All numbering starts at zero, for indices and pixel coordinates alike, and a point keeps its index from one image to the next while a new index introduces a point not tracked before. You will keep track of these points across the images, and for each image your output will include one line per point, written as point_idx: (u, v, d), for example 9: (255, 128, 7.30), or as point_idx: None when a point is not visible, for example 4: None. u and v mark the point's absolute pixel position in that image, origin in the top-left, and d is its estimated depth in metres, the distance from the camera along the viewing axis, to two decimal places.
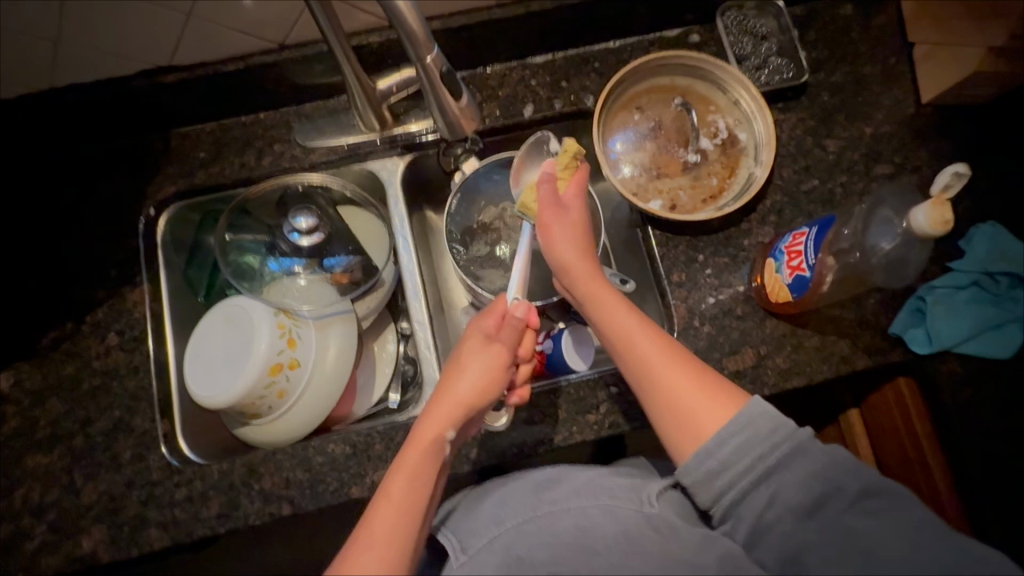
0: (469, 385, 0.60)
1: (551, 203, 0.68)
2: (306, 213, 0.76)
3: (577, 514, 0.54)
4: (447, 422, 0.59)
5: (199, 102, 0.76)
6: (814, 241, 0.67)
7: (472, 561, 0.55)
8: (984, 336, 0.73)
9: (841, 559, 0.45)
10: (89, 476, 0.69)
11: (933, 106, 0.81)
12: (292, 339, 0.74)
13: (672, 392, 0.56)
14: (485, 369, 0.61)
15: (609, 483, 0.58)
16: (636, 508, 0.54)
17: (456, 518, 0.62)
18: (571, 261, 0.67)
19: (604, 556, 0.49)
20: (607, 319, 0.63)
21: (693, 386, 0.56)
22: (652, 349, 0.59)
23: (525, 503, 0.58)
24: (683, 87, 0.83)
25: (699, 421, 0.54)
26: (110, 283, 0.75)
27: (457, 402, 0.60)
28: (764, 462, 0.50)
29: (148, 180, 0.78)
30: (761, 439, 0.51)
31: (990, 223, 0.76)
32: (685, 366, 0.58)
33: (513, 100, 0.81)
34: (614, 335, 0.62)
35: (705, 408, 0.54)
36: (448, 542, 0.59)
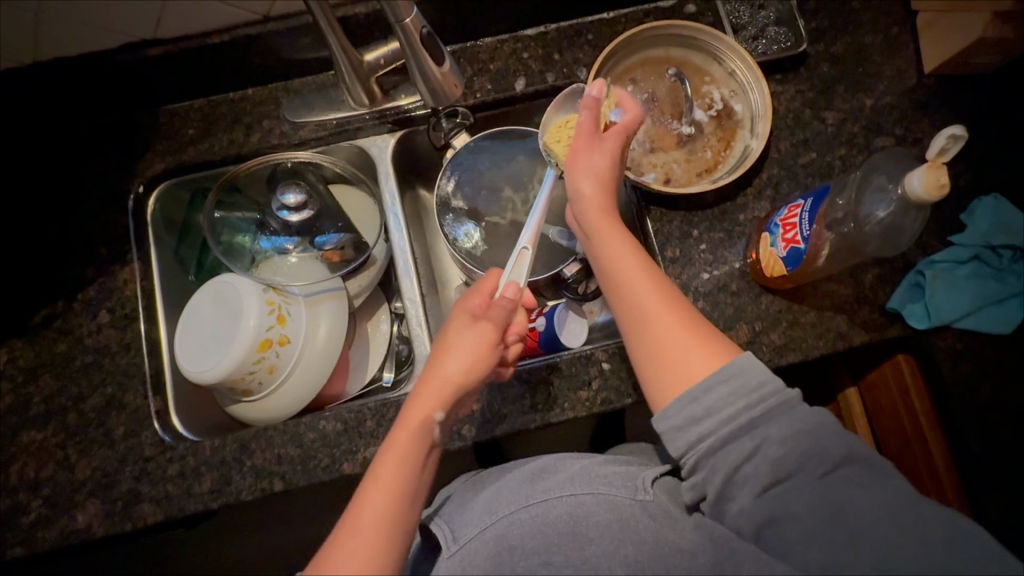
0: (458, 364, 0.58)
1: (583, 135, 0.65)
2: (294, 189, 0.75)
3: (570, 501, 0.54)
4: (437, 402, 0.57)
5: (186, 77, 0.75)
6: (810, 212, 0.66)
7: (462, 551, 0.55)
8: (985, 311, 0.71)
9: (825, 537, 0.44)
10: (83, 452, 0.70)
11: (936, 77, 0.79)
12: (282, 315, 0.74)
13: (658, 338, 0.54)
14: (474, 346, 0.59)
15: (605, 471, 0.58)
16: (631, 496, 0.54)
17: (450, 507, 0.62)
18: (587, 193, 0.63)
19: (599, 544, 0.50)
20: (613, 261, 0.59)
21: (682, 334, 0.53)
22: (654, 296, 0.56)
23: (518, 492, 0.58)
24: (678, 59, 0.81)
25: (684, 369, 0.52)
26: (101, 261, 0.75)
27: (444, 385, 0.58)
28: (747, 414, 0.48)
29: (137, 158, 0.77)
30: (746, 392, 0.49)
31: (993, 196, 0.74)
32: (678, 314, 0.55)
33: (504, 73, 0.79)
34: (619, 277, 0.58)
35: (694, 358, 0.52)
36: (440, 532, 0.59)
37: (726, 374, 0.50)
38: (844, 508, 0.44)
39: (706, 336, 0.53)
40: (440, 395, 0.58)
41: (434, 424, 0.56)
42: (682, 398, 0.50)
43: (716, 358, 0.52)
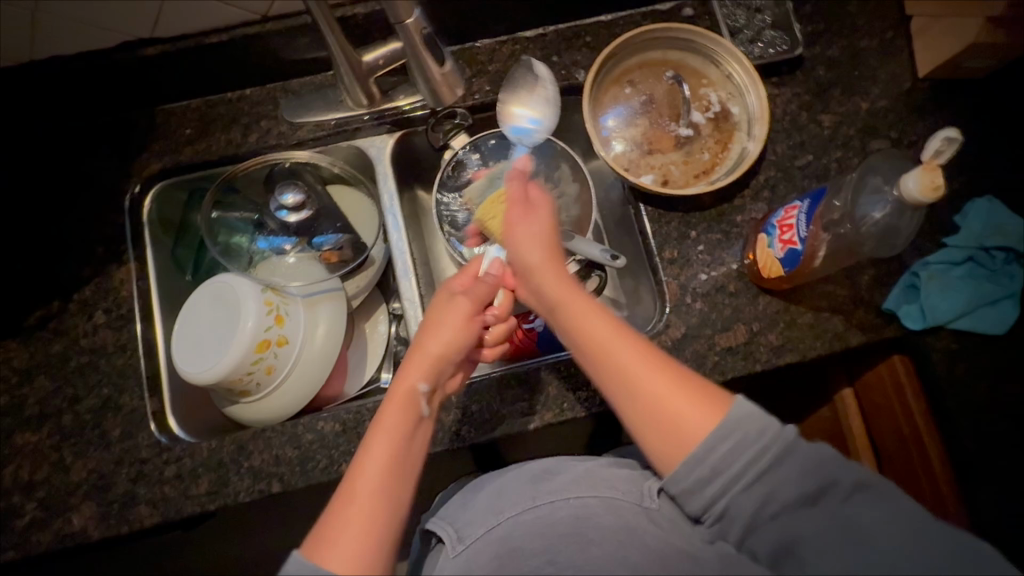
0: (443, 341, 0.61)
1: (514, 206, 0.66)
2: (292, 189, 0.75)
3: (575, 503, 0.54)
4: (422, 373, 0.59)
5: (184, 77, 0.75)
6: (807, 213, 0.67)
7: (468, 551, 0.55)
8: (978, 312, 0.72)
9: (834, 549, 0.44)
10: (78, 454, 0.69)
11: (930, 80, 0.80)
12: (280, 315, 0.73)
13: (651, 403, 0.51)
14: (456, 323, 0.62)
15: (607, 474, 0.59)
16: (636, 501, 0.54)
17: (453, 508, 0.63)
18: (536, 264, 0.63)
19: (601, 546, 0.49)
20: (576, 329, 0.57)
21: (677, 393, 0.50)
22: (633, 356, 0.53)
23: (523, 494, 0.58)
24: (675, 61, 0.82)
25: (685, 427, 0.49)
26: (97, 261, 0.75)
27: (427, 356, 0.60)
28: (757, 464, 0.47)
29: (134, 158, 0.77)
30: (749, 444, 0.47)
31: (987, 198, 0.75)
32: (667, 367, 0.52)
33: (503, 75, 0.79)
34: (589, 345, 0.56)
35: (690, 415, 0.49)
36: (444, 531, 0.59)
37: (727, 432, 0.48)
38: (854, 525, 0.44)
39: (702, 386, 0.51)
40: (424, 367, 0.60)
41: (420, 393, 0.58)
42: (687, 462, 0.48)
43: (717, 412, 0.49)
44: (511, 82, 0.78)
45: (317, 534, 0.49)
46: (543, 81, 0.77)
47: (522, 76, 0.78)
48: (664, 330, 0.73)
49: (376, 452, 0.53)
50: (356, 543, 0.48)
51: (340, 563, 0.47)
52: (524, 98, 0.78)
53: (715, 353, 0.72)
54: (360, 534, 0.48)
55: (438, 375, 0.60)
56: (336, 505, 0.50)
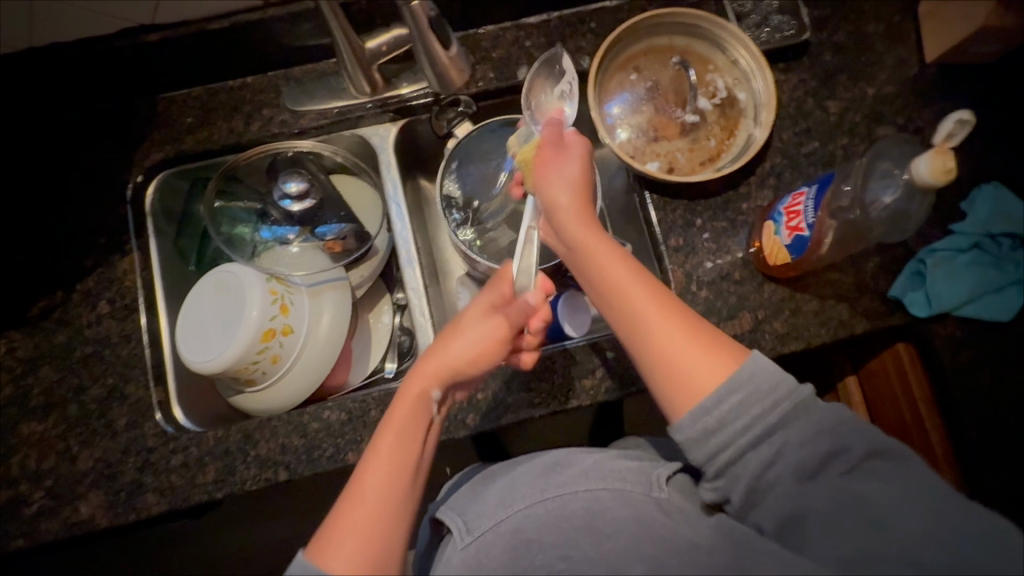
0: (464, 350, 0.59)
1: (547, 147, 0.66)
2: (295, 178, 0.75)
3: (585, 496, 0.54)
4: (436, 380, 0.58)
5: (185, 63, 0.74)
6: (814, 200, 0.66)
7: (479, 543, 0.55)
8: (986, 298, 0.72)
9: (845, 523, 0.45)
10: (85, 443, 0.69)
11: (937, 66, 0.79)
12: (285, 305, 0.73)
13: (661, 347, 0.53)
14: (480, 337, 0.59)
15: (618, 466, 0.58)
16: (645, 492, 0.55)
17: (462, 501, 0.63)
18: (563, 204, 0.62)
19: (616, 539, 0.49)
20: (598, 272, 0.58)
21: (689, 342, 0.52)
22: (645, 298, 0.54)
23: (534, 487, 0.58)
24: (681, 47, 0.81)
25: (695, 380, 0.51)
26: (100, 251, 0.74)
27: (450, 364, 0.59)
28: (763, 420, 0.49)
29: (135, 147, 0.76)
30: (759, 397, 0.49)
31: (993, 184, 0.75)
32: (684, 323, 0.53)
33: (507, 62, 0.79)
34: (613, 287, 0.56)
35: (703, 366, 0.51)
36: (454, 523, 0.59)
37: (739, 381, 0.50)
38: (863, 500, 0.45)
39: (715, 342, 0.53)
40: (443, 372, 0.58)
41: (431, 400, 0.58)
42: (697, 408, 0.50)
43: (730, 364, 0.51)
44: (534, 96, 0.73)
45: (322, 538, 0.49)
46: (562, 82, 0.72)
47: (541, 84, 0.73)
48: None
49: (384, 453, 0.53)
50: (362, 539, 0.49)
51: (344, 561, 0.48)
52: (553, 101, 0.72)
53: None
54: (368, 535, 0.49)
55: (451, 383, 0.59)
56: (341, 505, 0.51)
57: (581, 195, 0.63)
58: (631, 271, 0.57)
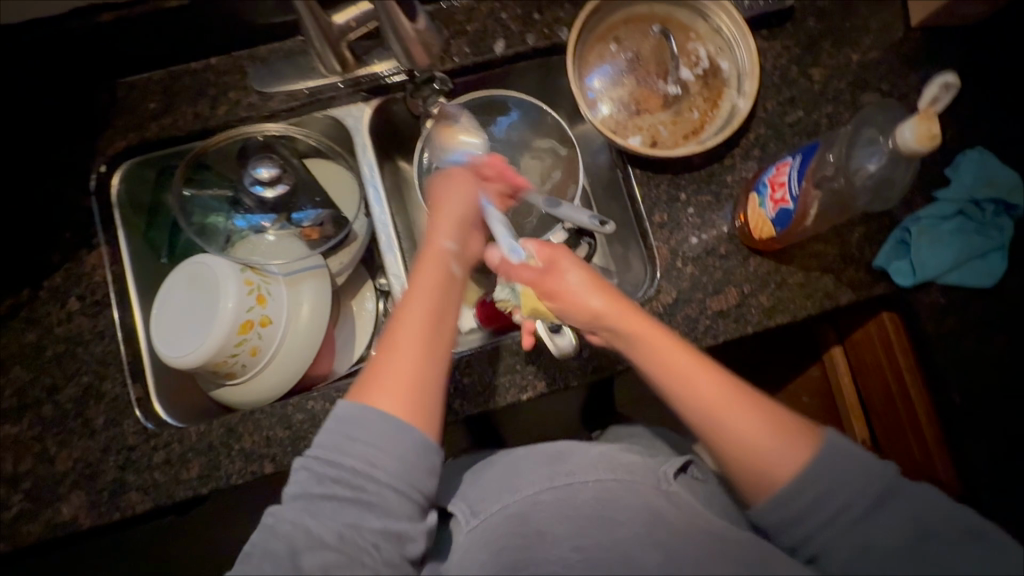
0: (461, 207, 0.65)
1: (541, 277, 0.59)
2: (267, 163, 0.73)
3: (595, 485, 0.56)
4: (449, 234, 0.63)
5: (143, 46, 0.70)
6: (798, 170, 0.65)
7: (484, 525, 0.57)
8: (969, 265, 0.72)
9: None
10: (62, 444, 0.68)
11: (922, 29, 0.77)
12: (262, 295, 0.70)
13: (738, 436, 0.53)
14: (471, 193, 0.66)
15: (626, 460, 0.62)
16: (655, 484, 0.58)
17: (466, 491, 0.65)
18: (599, 308, 0.58)
19: (629, 525, 0.50)
20: (666, 363, 0.56)
21: (765, 428, 0.53)
22: (713, 377, 0.55)
23: (541, 475, 0.60)
24: (662, 15, 0.79)
25: (773, 467, 0.52)
26: (66, 247, 0.72)
27: (451, 221, 0.64)
28: (855, 508, 0.50)
29: (96, 136, 0.73)
30: (845, 483, 0.51)
31: (977, 149, 0.74)
32: (750, 403, 0.55)
33: (482, 36, 0.76)
34: (672, 374, 0.56)
35: (781, 456, 0.52)
36: (461, 511, 0.62)
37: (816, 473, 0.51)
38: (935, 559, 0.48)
39: (788, 424, 0.54)
40: (452, 227, 0.64)
41: (448, 251, 0.61)
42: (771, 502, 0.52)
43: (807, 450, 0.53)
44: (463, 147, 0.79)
45: (362, 381, 0.53)
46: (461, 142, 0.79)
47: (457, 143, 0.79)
48: (655, 296, 0.72)
49: (413, 306, 0.56)
50: (403, 375, 0.52)
51: (388, 402, 0.51)
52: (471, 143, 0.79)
53: (707, 317, 0.72)
54: (407, 377, 0.52)
55: (461, 238, 0.64)
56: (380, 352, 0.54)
57: (603, 290, 0.59)
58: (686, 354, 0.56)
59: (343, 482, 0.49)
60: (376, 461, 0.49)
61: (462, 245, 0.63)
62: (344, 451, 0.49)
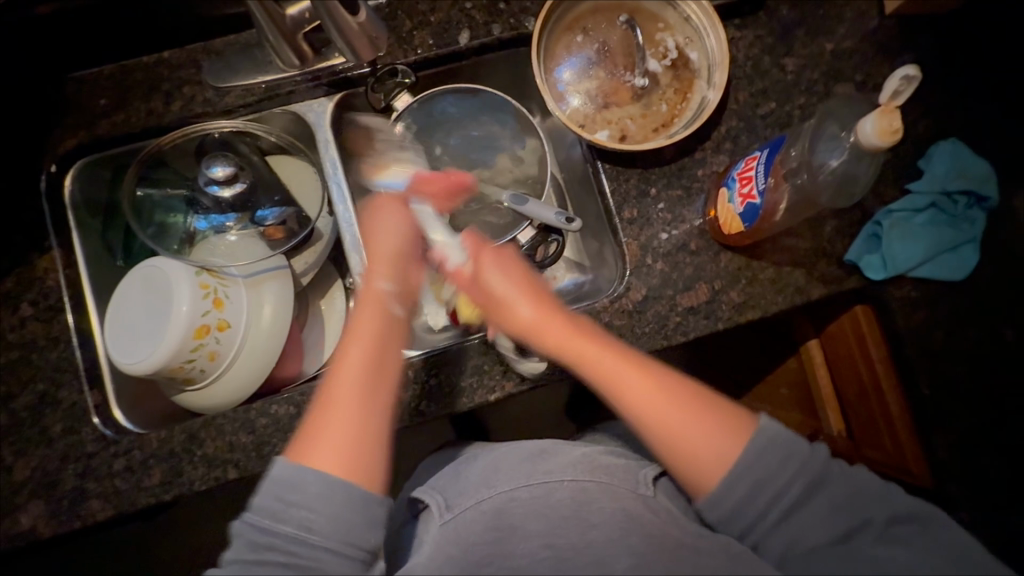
0: (392, 243, 0.63)
1: (471, 286, 0.62)
2: (222, 162, 0.71)
3: (572, 485, 0.55)
4: (382, 275, 0.61)
5: (90, 41, 0.67)
6: (766, 164, 0.64)
7: (457, 520, 0.57)
8: (938, 258, 0.71)
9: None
10: (19, 453, 0.66)
11: (896, 17, 0.76)
12: (219, 299, 0.68)
13: (666, 428, 0.53)
14: (401, 232, 0.65)
15: (606, 461, 0.59)
16: (632, 488, 0.56)
17: (444, 481, 0.65)
18: (530, 316, 0.58)
19: (602, 529, 0.50)
20: (586, 359, 0.56)
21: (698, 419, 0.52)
22: (625, 368, 0.55)
23: (518, 471, 0.59)
24: (630, 5, 0.77)
25: (705, 460, 0.51)
26: (17, 249, 0.69)
27: (382, 259, 0.62)
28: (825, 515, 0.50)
29: (46, 134, 0.71)
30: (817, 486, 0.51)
31: (951, 140, 0.73)
32: (675, 391, 0.54)
33: (446, 26, 0.73)
34: (593, 372, 0.56)
35: (715, 446, 0.51)
36: (435, 501, 0.61)
37: (744, 467, 0.50)
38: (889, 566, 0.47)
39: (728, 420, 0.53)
40: (389, 266, 0.62)
41: (384, 291, 0.60)
42: (712, 497, 0.51)
43: (737, 448, 0.51)
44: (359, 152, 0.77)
45: (299, 441, 0.51)
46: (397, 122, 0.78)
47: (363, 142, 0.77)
48: (625, 294, 0.71)
49: (351, 357, 0.55)
50: (340, 433, 0.51)
51: (325, 460, 0.50)
52: (446, 132, 0.82)
53: (677, 314, 0.71)
54: (344, 432, 0.51)
55: (398, 276, 0.62)
56: (319, 409, 0.53)
57: (518, 285, 0.59)
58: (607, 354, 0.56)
59: (277, 547, 0.47)
60: (312, 524, 0.47)
61: (403, 283, 0.62)
62: (278, 516, 0.48)
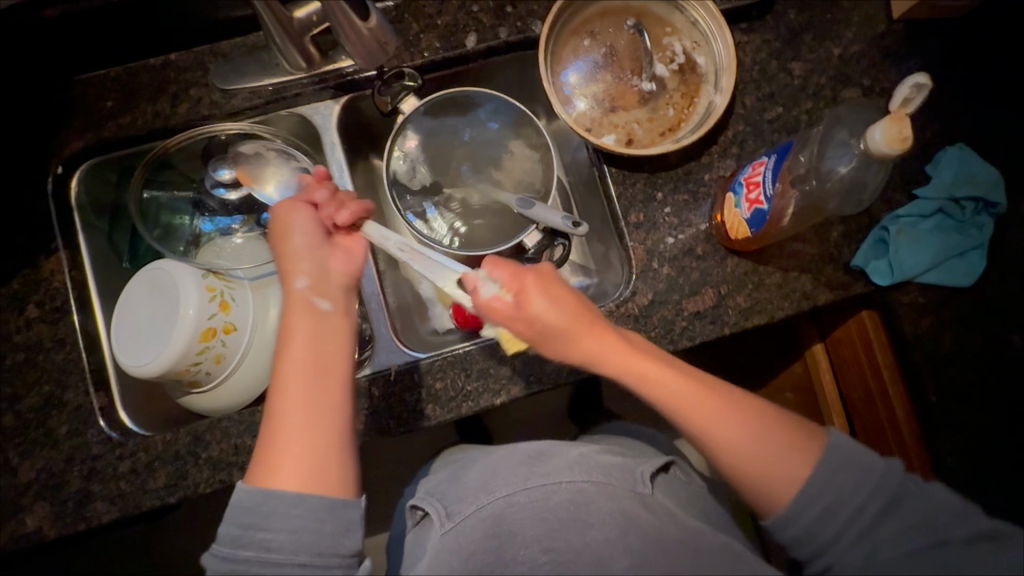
0: (303, 237, 0.59)
1: (512, 319, 0.53)
2: (226, 165, 0.74)
3: (570, 488, 0.54)
4: (300, 275, 0.57)
5: (97, 43, 0.68)
6: (773, 169, 0.64)
7: (458, 529, 0.55)
8: (948, 264, 0.71)
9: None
10: (25, 454, 0.66)
11: (904, 21, 0.76)
12: (226, 302, 0.68)
13: (731, 444, 0.53)
14: (312, 224, 0.60)
15: (602, 461, 0.58)
16: (630, 488, 0.55)
17: (442, 485, 0.64)
18: (600, 346, 0.54)
19: (599, 529, 0.50)
20: (650, 382, 0.54)
21: (760, 423, 0.54)
22: (678, 382, 0.54)
23: (515, 475, 0.58)
24: (638, 8, 0.77)
25: (778, 463, 0.53)
26: (24, 251, 0.70)
27: (300, 257, 0.58)
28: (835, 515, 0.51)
29: (54, 136, 0.71)
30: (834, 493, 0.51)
31: (959, 145, 0.73)
32: (716, 398, 0.55)
33: (453, 30, 0.73)
34: (668, 399, 0.54)
35: (777, 449, 0.53)
36: (434, 508, 0.60)
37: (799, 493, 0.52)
38: None
39: (767, 416, 0.55)
40: (307, 262, 0.58)
41: (306, 292, 0.57)
42: (784, 514, 0.52)
43: (806, 466, 0.53)
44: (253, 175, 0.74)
45: (256, 470, 0.50)
46: (270, 143, 0.75)
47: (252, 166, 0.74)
48: (631, 298, 0.71)
49: (287, 375, 0.53)
50: (293, 454, 0.50)
51: (287, 482, 0.49)
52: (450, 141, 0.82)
53: (683, 319, 0.70)
54: (298, 449, 0.50)
55: (318, 271, 0.58)
56: (270, 436, 0.51)
57: (569, 304, 0.54)
58: (666, 371, 0.54)
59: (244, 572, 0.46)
60: (274, 546, 0.47)
61: (323, 276, 0.58)
62: (243, 540, 0.47)
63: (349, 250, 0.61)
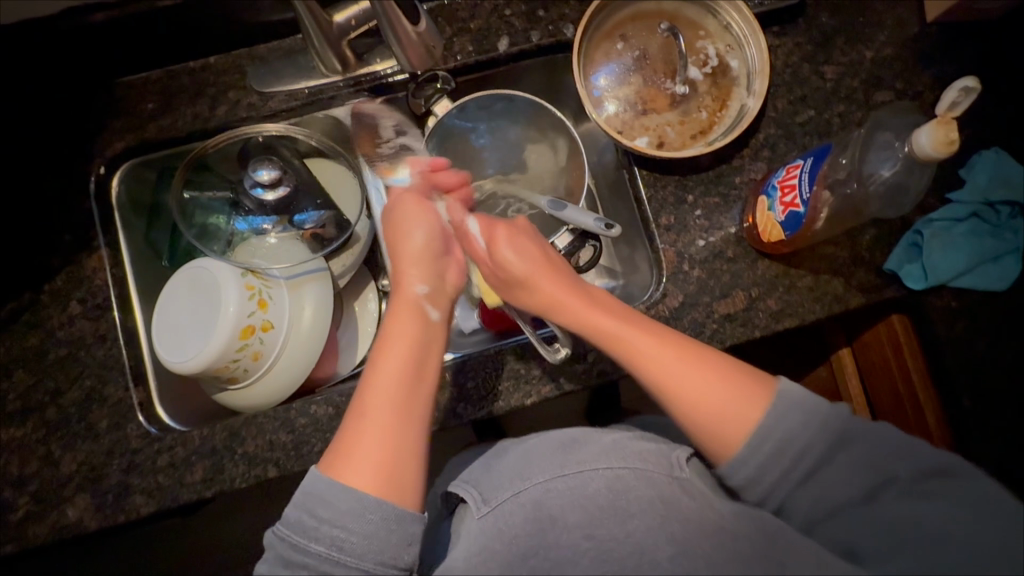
0: (420, 242, 0.63)
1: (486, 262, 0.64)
2: (267, 165, 0.72)
3: (607, 475, 0.54)
4: (418, 277, 0.61)
5: (142, 48, 0.69)
6: (809, 172, 0.64)
7: (496, 513, 0.56)
8: (982, 269, 0.70)
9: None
10: (67, 446, 0.68)
11: (938, 25, 0.75)
12: (263, 300, 0.70)
13: (700, 404, 0.52)
14: (428, 231, 0.64)
15: (637, 447, 0.58)
16: (668, 473, 0.55)
17: (476, 474, 0.65)
18: (569, 302, 0.59)
19: (640, 517, 0.50)
20: (618, 337, 0.57)
21: (736, 381, 0.53)
22: (649, 342, 0.56)
23: (553, 462, 0.58)
24: (671, 12, 0.77)
25: (733, 419, 0.52)
26: (67, 248, 0.71)
27: (414, 259, 0.62)
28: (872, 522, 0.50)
29: (95, 137, 0.72)
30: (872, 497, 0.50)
31: (994, 150, 0.72)
32: (720, 372, 0.53)
33: (486, 34, 0.74)
34: (629, 352, 0.56)
35: (734, 404, 0.52)
36: (471, 494, 0.60)
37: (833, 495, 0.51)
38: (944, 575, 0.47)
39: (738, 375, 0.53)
40: (422, 266, 0.62)
41: (420, 295, 0.60)
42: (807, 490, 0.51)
43: (755, 410, 0.52)
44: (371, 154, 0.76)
45: (333, 454, 0.51)
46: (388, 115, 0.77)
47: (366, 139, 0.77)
48: (661, 300, 0.71)
49: (387, 366, 0.55)
50: (374, 449, 0.50)
51: (360, 475, 0.49)
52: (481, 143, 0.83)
53: (713, 322, 0.70)
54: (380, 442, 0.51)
55: (432, 278, 0.62)
56: (353, 419, 0.52)
57: (530, 250, 0.63)
58: (647, 336, 0.56)
59: (311, 566, 0.48)
60: (345, 544, 0.48)
61: (437, 285, 0.62)
62: (313, 533, 0.48)
63: (460, 264, 0.65)
